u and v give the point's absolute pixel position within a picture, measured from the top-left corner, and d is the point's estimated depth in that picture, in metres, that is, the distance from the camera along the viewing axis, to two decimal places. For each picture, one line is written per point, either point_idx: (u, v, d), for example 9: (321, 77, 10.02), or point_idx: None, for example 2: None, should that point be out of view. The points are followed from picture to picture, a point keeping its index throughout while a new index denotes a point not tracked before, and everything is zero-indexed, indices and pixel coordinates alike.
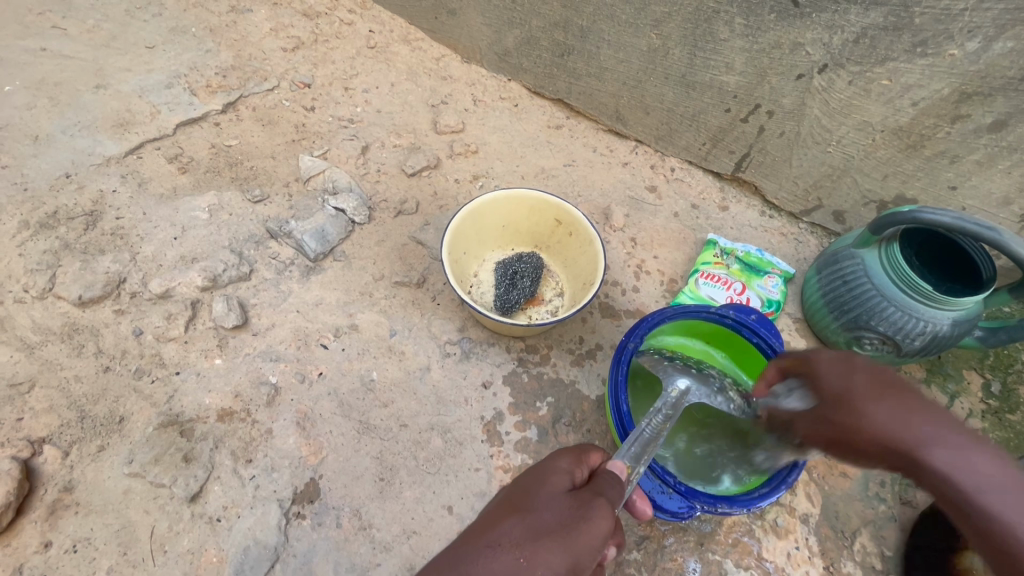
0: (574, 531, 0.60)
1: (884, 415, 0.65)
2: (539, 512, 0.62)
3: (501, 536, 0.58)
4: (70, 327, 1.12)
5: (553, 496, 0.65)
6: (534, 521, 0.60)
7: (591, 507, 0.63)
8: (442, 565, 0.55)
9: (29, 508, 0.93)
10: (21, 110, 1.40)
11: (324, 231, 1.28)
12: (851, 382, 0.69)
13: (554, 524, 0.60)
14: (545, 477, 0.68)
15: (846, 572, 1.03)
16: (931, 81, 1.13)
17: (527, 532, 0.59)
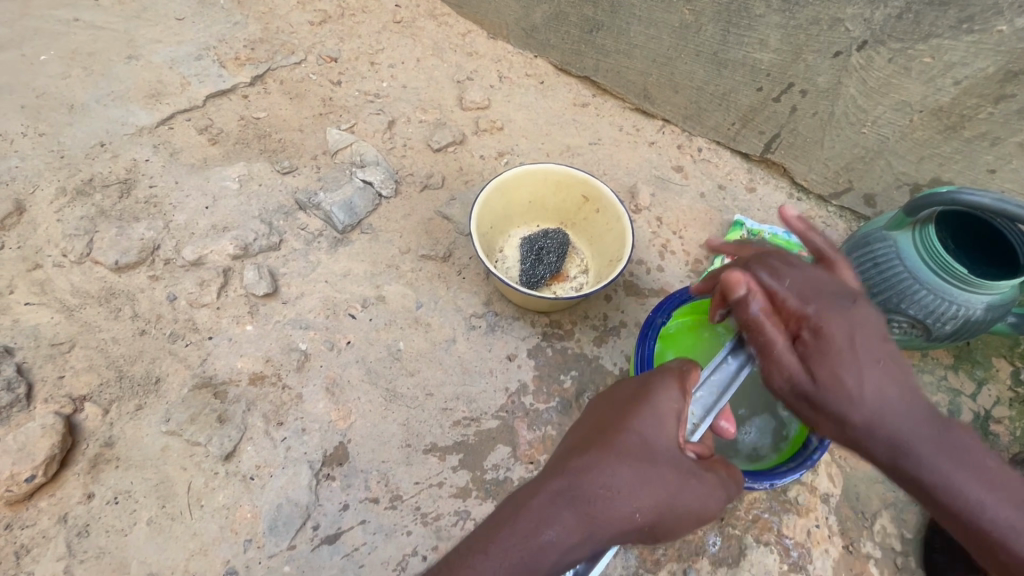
0: (678, 508, 0.64)
1: (865, 398, 0.69)
2: (661, 471, 0.64)
3: (621, 492, 0.62)
4: (107, 291, 1.15)
5: (678, 453, 0.66)
6: (653, 479, 0.63)
7: (705, 484, 0.66)
8: (562, 499, 0.60)
9: (73, 461, 0.97)
10: (56, 79, 1.42)
11: (352, 203, 1.30)
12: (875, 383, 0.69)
13: (668, 502, 0.64)
14: (667, 419, 0.67)
15: (865, 551, 1.04)
16: (976, 58, 1.10)
17: (645, 493, 0.62)
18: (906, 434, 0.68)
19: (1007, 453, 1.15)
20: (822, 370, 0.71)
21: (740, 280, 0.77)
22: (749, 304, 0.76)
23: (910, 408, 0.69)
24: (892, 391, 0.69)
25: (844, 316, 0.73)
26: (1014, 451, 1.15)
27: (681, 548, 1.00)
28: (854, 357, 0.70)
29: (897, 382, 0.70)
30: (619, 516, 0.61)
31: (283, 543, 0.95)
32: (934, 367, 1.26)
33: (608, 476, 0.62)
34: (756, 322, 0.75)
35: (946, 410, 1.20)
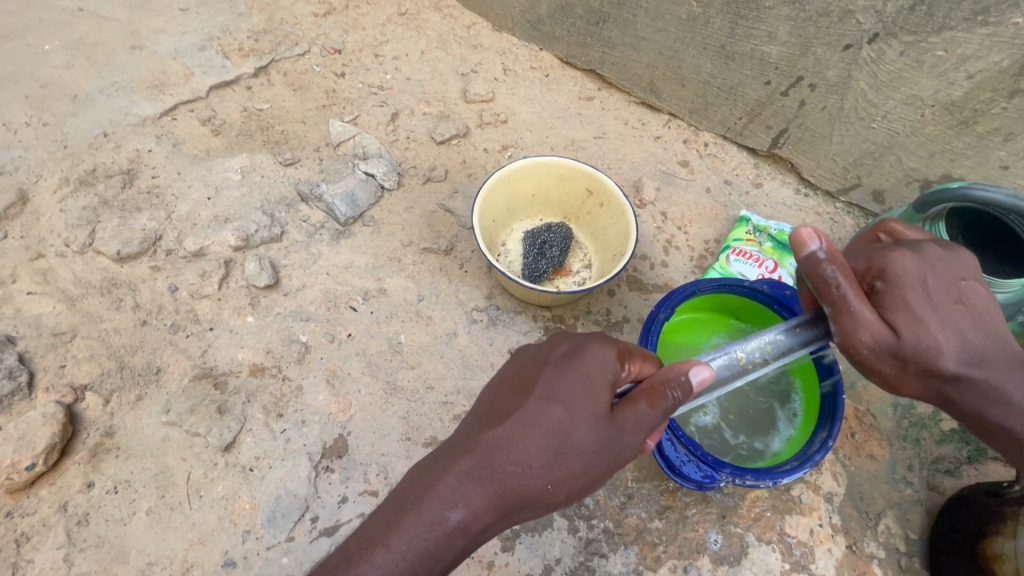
0: (604, 468, 0.63)
1: (951, 349, 0.66)
2: (573, 435, 0.62)
3: (528, 468, 0.61)
4: (109, 281, 1.15)
5: (600, 416, 0.62)
6: (564, 448, 0.62)
7: (636, 435, 0.63)
8: (468, 478, 0.60)
9: (74, 450, 0.97)
10: (60, 69, 1.42)
11: (354, 195, 1.29)
12: (964, 333, 0.67)
13: (587, 466, 0.62)
14: (591, 385, 0.63)
15: (868, 551, 1.02)
16: (990, 52, 1.07)
17: (558, 466, 0.62)
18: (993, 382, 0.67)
19: None
20: (910, 328, 0.66)
21: (811, 237, 0.66)
22: (823, 259, 0.66)
23: (1001, 357, 0.67)
24: (977, 338, 0.67)
25: (914, 259, 0.69)
26: None
27: (682, 545, 0.99)
28: (939, 310, 0.66)
29: (981, 328, 0.67)
30: (532, 492, 0.61)
31: (281, 534, 0.94)
32: None
33: (516, 451, 0.61)
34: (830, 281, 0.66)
35: None
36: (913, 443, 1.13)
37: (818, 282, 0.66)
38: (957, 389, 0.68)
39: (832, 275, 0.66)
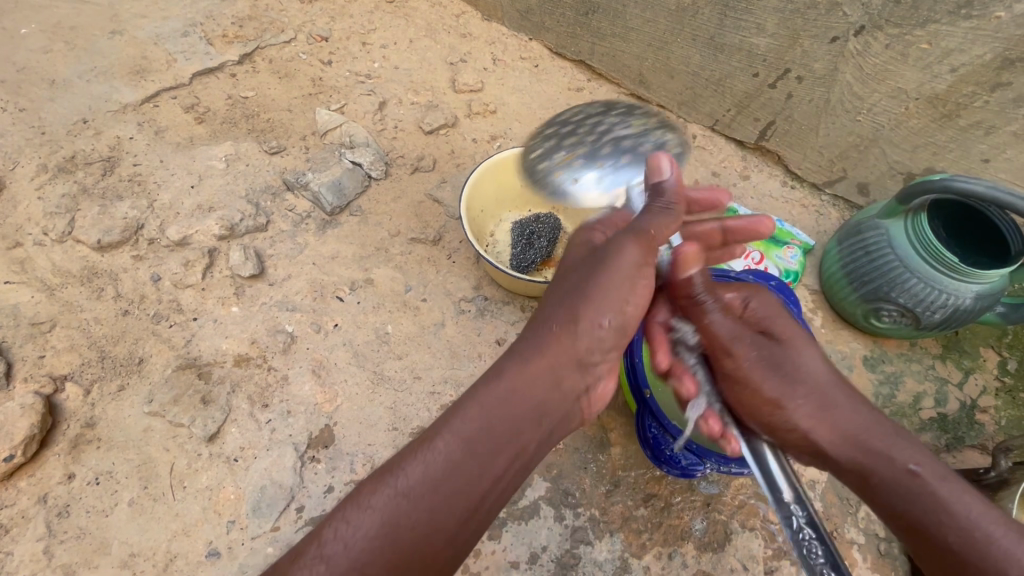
0: (584, 311, 0.72)
1: (805, 386, 0.79)
2: (575, 279, 0.75)
3: (541, 327, 0.73)
4: (89, 270, 1.13)
5: (563, 290, 0.76)
6: (576, 294, 0.73)
7: (621, 247, 0.74)
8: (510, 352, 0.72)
9: (53, 442, 0.96)
10: (37, 54, 1.39)
11: (340, 184, 1.28)
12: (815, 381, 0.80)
13: (596, 298, 0.72)
14: (582, 250, 0.80)
15: (849, 538, 1.04)
16: (974, 45, 1.08)
17: (572, 305, 0.73)
18: (845, 426, 0.76)
19: (991, 443, 1.17)
20: (766, 372, 0.81)
21: (694, 256, 0.82)
22: (698, 285, 0.84)
23: (852, 419, 0.76)
24: (830, 378, 0.80)
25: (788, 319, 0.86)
26: (998, 441, 1.17)
27: (667, 533, 1.00)
28: (794, 361, 0.82)
29: (831, 397, 0.78)
30: (555, 330, 0.72)
31: (266, 524, 0.94)
32: (922, 356, 1.26)
33: (541, 315, 0.75)
34: (706, 312, 0.84)
35: (933, 399, 1.21)
36: None
37: (703, 317, 0.84)
38: (817, 416, 0.77)
39: (700, 296, 0.84)
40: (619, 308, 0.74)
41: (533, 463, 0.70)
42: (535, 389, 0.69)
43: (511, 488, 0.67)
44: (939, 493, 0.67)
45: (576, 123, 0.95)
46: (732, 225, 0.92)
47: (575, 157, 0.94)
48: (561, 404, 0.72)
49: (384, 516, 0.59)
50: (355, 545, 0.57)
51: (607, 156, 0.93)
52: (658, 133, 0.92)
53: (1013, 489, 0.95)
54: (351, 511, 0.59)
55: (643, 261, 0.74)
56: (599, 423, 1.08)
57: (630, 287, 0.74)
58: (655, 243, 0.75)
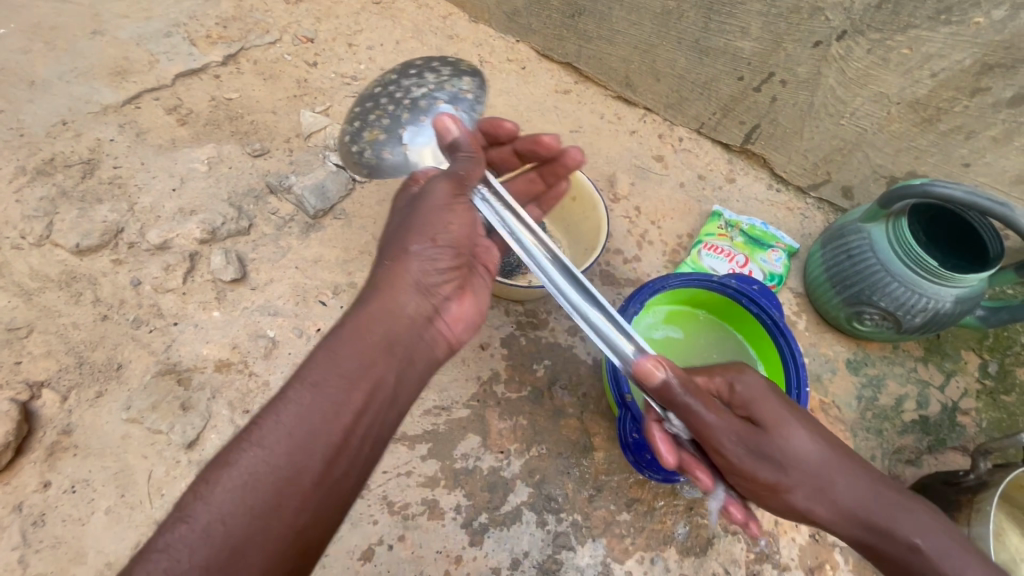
0: (410, 243, 0.72)
1: (802, 474, 0.72)
2: (400, 226, 0.75)
3: (379, 274, 0.72)
4: (68, 275, 1.11)
5: (389, 235, 0.75)
6: (405, 234, 0.73)
7: (433, 188, 0.75)
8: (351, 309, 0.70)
9: (29, 449, 0.95)
10: (16, 54, 1.37)
11: (324, 187, 1.26)
12: (814, 463, 0.73)
13: (422, 229, 0.73)
14: (398, 209, 0.78)
15: (830, 540, 1.04)
16: (953, 51, 1.09)
17: (402, 245, 0.73)
18: (848, 504, 0.72)
19: (971, 445, 1.18)
20: (761, 464, 0.72)
21: (655, 366, 0.69)
22: (678, 388, 0.69)
23: (856, 497, 0.72)
24: (823, 450, 0.73)
25: (762, 385, 0.77)
26: (978, 443, 1.18)
27: (650, 537, 1.00)
28: (790, 443, 0.73)
29: (833, 475, 0.73)
30: (393, 271, 0.71)
31: None
32: (904, 359, 1.27)
33: (377, 268, 0.73)
34: (696, 415, 0.70)
35: (915, 401, 1.22)
36: (876, 435, 1.18)
37: (692, 420, 0.71)
38: (825, 501, 0.73)
39: (685, 401, 0.70)
40: (446, 231, 0.74)
41: (400, 393, 0.68)
42: (377, 321, 0.68)
43: (378, 420, 0.65)
44: (944, 569, 0.68)
45: (375, 98, 0.99)
46: (521, 146, 0.98)
47: (379, 131, 0.97)
48: (411, 332, 0.71)
49: (243, 468, 0.57)
50: (215, 504, 0.55)
51: (409, 121, 0.97)
52: (452, 83, 0.99)
53: (991, 492, 0.96)
54: (210, 474, 0.57)
55: (456, 193, 0.76)
56: (582, 428, 1.08)
57: (449, 212, 0.75)
58: (467, 183, 0.77)
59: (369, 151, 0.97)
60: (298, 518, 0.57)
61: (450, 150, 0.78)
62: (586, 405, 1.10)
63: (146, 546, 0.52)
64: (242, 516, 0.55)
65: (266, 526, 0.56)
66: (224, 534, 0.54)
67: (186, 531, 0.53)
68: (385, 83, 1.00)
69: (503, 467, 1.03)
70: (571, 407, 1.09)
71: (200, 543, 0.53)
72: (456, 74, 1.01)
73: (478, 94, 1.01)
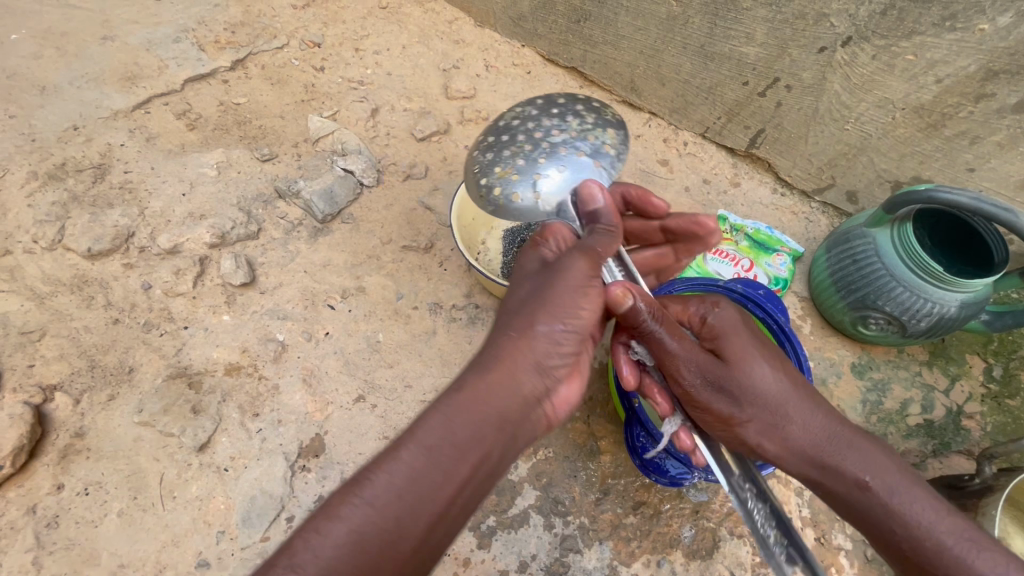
0: (540, 320, 0.70)
1: (758, 406, 0.75)
2: (528, 293, 0.73)
3: (501, 338, 0.68)
4: (79, 278, 1.13)
5: (519, 303, 0.73)
6: (533, 306, 0.71)
7: (570, 263, 0.74)
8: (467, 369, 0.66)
9: (42, 452, 0.96)
10: (28, 60, 1.38)
11: (332, 192, 1.28)
12: (770, 392, 0.76)
13: (551, 305, 0.71)
14: (527, 273, 0.78)
15: (836, 544, 1.05)
16: (958, 57, 1.09)
17: (529, 316, 0.70)
18: (798, 437, 0.74)
19: (976, 449, 1.18)
20: (716, 394, 0.76)
21: (624, 294, 0.73)
22: (645, 316, 0.75)
23: (809, 429, 0.74)
24: (785, 386, 0.76)
25: (739, 323, 0.81)
26: (982, 447, 1.18)
27: (656, 540, 1.01)
28: (750, 373, 0.76)
29: (788, 405, 0.75)
30: (515, 340, 0.68)
31: (256, 534, 0.94)
32: (909, 363, 1.27)
33: (500, 331, 0.70)
34: (660, 341, 0.76)
35: (920, 405, 1.22)
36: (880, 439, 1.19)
37: (655, 343, 0.77)
38: (775, 429, 0.74)
39: (650, 325, 0.76)
40: (576, 316, 0.71)
41: (498, 474, 0.63)
42: (494, 394, 0.64)
43: (476, 499, 0.61)
44: (888, 502, 0.69)
45: (511, 131, 0.86)
46: (671, 224, 0.97)
47: (513, 170, 0.82)
48: (523, 410, 0.66)
49: (353, 523, 0.53)
50: (320, 557, 0.51)
51: (544, 166, 0.82)
52: (596, 133, 0.85)
53: (996, 496, 0.96)
54: (321, 520, 0.53)
55: (594, 276, 0.74)
56: (589, 431, 1.08)
57: (582, 294, 0.72)
58: (602, 258, 0.76)
59: (498, 190, 0.82)
60: None
61: (589, 219, 0.81)
62: (592, 408, 1.11)
63: None
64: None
65: None
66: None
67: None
68: (516, 122, 0.87)
69: (511, 470, 1.04)
70: (577, 410, 1.10)
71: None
72: (597, 124, 0.86)
73: (620, 150, 0.85)
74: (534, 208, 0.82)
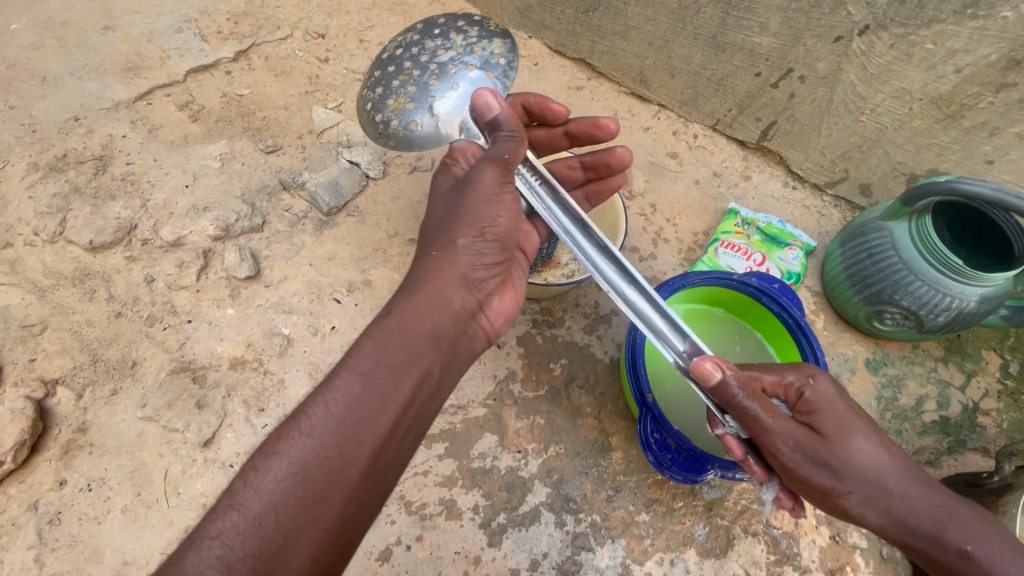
0: (459, 235, 0.74)
1: (862, 484, 0.72)
2: (443, 219, 0.76)
3: (426, 267, 0.73)
4: (81, 271, 1.11)
5: (436, 223, 0.77)
6: (450, 229, 0.74)
7: (479, 172, 0.74)
8: (397, 300, 0.71)
9: (45, 447, 0.95)
10: (28, 50, 1.36)
11: (337, 184, 1.25)
12: (875, 471, 0.72)
13: (466, 222, 0.74)
14: (440, 198, 0.79)
15: (852, 542, 1.03)
16: (979, 45, 1.07)
17: (447, 239, 0.74)
18: (902, 512, 0.72)
19: (993, 446, 1.16)
20: (823, 476, 0.71)
21: (715, 369, 0.69)
22: (738, 391, 0.69)
23: (912, 503, 0.72)
24: (887, 460, 0.73)
25: (832, 389, 0.76)
26: (1000, 444, 1.16)
27: (669, 538, 0.99)
28: (852, 451, 0.72)
29: (892, 480, 0.72)
30: (439, 264, 0.73)
31: None
32: (924, 358, 1.25)
33: (424, 261, 0.74)
34: (759, 422, 0.70)
35: (935, 402, 1.20)
36: (896, 435, 1.17)
37: (752, 422, 0.70)
38: (878, 505, 0.72)
39: (744, 404, 0.69)
40: (493, 223, 0.75)
41: (442, 385, 0.71)
42: (423, 313, 0.71)
43: (419, 412, 0.68)
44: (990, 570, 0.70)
45: (396, 61, 0.90)
46: (573, 128, 1.03)
47: (406, 100, 0.87)
48: (456, 324, 0.74)
49: (290, 456, 0.59)
50: (264, 493, 0.58)
51: (437, 88, 0.86)
52: (482, 47, 0.88)
53: (1017, 494, 0.94)
54: (259, 461, 0.60)
55: (504, 179, 0.75)
56: (600, 427, 1.06)
57: (495, 202, 0.75)
58: (512, 166, 0.76)
59: (396, 122, 0.88)
60: (345, 509, 0.60)
61: (489, 128, 0.77)
62: (604, 404, 1.09)
63: (198, 534, 0.55)
64: (294, 504, 0.58)
65: (319, 513, 0.58)
66: (273, 523, 0.57)
67: (238, 519, 0.56)
68: (406, 49, 0.90)
69: (521, 467, 1.02)
70: (588, 406, 1.08)
71: (251, 531, 0.56)
72: (484, 37, 0.89)
73: (510, 58, 0.88)
74: (434, 130, 0.87)
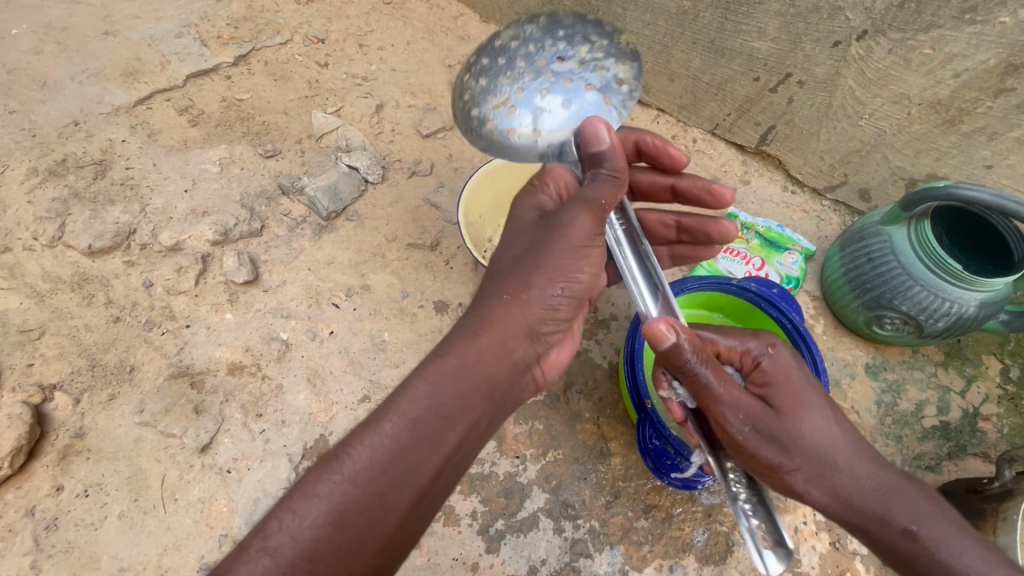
0: (533, 285, 0.69)
1: (807, 456, 0.69)
2: (516, 258, 0.72)
3: (485, 308, 0.69)
4: (80, 276, 1.11)
5: (510, 263, 0.72)
6: (521, 272, 0.70)
7: (572, 217, 0.71)
8: (453, 340, 0.67)
9: (42, 452, 0.95)
10: (29, 55, 1.36)
11: (337, 189, 1.26)
12: (821, 443, 0.70)
13: (540, 267, 0.70)
14: (516, 235, 0.75)
15: (852, 548, 1.02)
16: (977, 50, 1.07)
17: (516, 283, 0.69)
18: (850, 489, 0.69)
19: (994, 451, 1.16)
20: (766, 444, 0.69)
21: (668, 331, 0.67)
22: (689, 354, 0.68)
23: (861, 481, 0.69)
24: (838, 435, 0.71)
25: (789, 363, 0.75)
26: (1000, 449, 1.16)
27: (668, 544, 0.98)
28: (799, 421, 0.70)
29: (840, 455, 0.70)
30: (502, 309, 0.68)
31: None
32: (924, 363, 1.25)
33: (484, 301, 0.70)
34: (702, 381, 0.69)
35: (935, 407, 1.20)
36: (896, 440, 1.17)
37: (698, 385, 0.70)
38: (823, 479, 0.70)
39: (692, 365, 0.68)
40: (573, 278, 0.71)
41: (486, 436, 0.68)
42: (483, 360, 0.66)
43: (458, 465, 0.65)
44: (940, 556, 0.66)
45: (507, 53, 0.86)
46: (682, 185, 1.03)
47: (509, 102, 0.85)
48: (510, 376, 0.69)
49: (329, 501, 0.57)
50: (302, 534, 0.55)
51: (547, 99, 0.84)
52: (606, 67, 0.86)
53: (1017, 501, 0.93)
54: (296, 501, 0.57)
55: (598, 229, 0.72)
56: (599, 432, 1.06)
57: (579, 255, 0.71)
58: (607, 211, 0.72)
59: (493, 125, 0.85)
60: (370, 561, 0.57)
61: (592, 161, 0.76)
62: (602, 409, 1.08)
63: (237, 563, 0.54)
64: (329, 553, 0.55)
65: (346, 565, 0.56)
66: (304, 570, 0.54)
67: (270, 565, 0.54)
68: (523, 42, 0.86)
69: (520, 472, 1.02)
70: (587, 411, 1.08)
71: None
72: (609, 52, 0.87)
73: (632, 86, 0.87)
74: (532, 143, 0.86)
